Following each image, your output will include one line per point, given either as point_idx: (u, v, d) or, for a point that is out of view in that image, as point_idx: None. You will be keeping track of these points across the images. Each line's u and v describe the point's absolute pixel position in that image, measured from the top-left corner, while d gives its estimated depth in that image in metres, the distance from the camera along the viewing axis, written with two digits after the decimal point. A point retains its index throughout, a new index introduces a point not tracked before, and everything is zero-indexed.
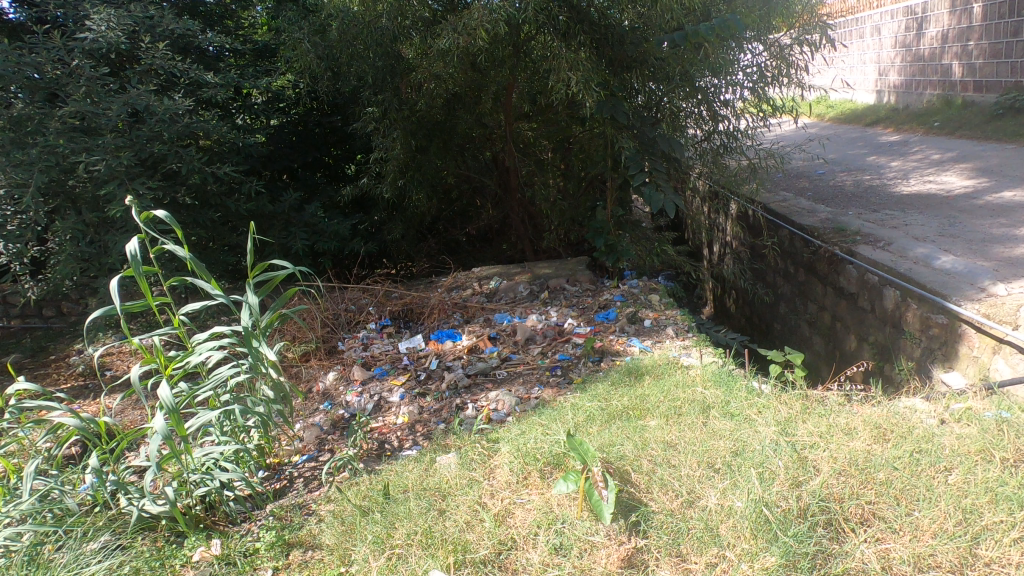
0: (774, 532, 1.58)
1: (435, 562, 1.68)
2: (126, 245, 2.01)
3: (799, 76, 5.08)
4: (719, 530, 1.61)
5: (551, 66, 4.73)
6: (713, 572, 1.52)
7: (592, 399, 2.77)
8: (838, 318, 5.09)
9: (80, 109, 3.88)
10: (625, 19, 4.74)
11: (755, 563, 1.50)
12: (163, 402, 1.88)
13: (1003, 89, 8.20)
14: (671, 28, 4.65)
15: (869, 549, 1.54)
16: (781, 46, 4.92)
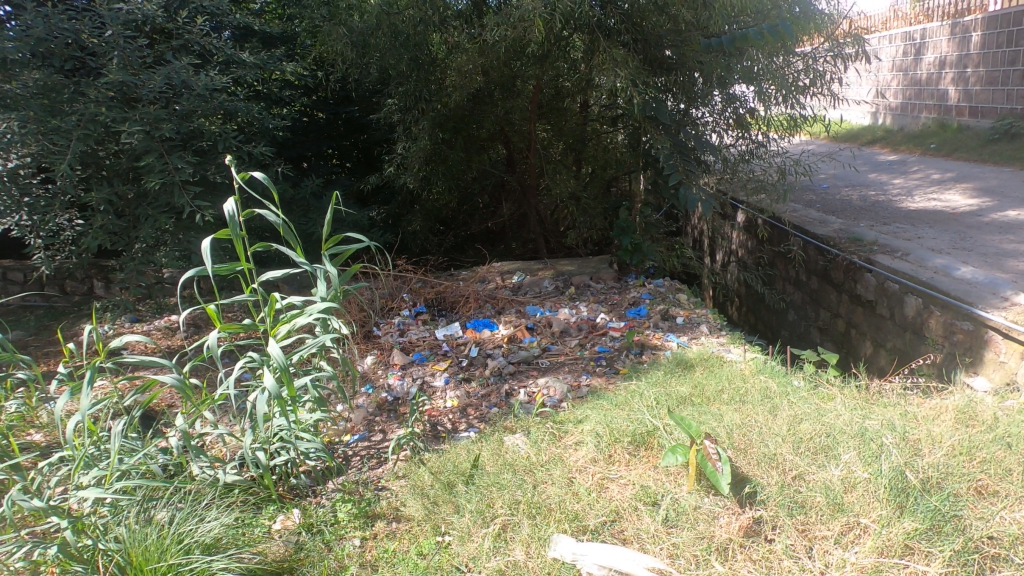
0: (917, 498, 1.55)
1: (553, 529, 1.68)
2: (222, 205, 1.96)
3: (829, 88, 5.19)
4: (846, 500, 1.57)
5: (595, 62, 4.85)
6: (847, 536, 1.49)
7: (650, 386, 2.81)
8: (853, 325, 5.22)
9: (121, 78, 3.79)
10: (663, 24, 4.83)
11: (894, 527, 1.47)
12: (276, 360, 1.89)
13: (998, 115, 8.54)
14: (710, 33, 4.75)
15: (1009, 515, 1.49)
16: (810, 55, 5.00)
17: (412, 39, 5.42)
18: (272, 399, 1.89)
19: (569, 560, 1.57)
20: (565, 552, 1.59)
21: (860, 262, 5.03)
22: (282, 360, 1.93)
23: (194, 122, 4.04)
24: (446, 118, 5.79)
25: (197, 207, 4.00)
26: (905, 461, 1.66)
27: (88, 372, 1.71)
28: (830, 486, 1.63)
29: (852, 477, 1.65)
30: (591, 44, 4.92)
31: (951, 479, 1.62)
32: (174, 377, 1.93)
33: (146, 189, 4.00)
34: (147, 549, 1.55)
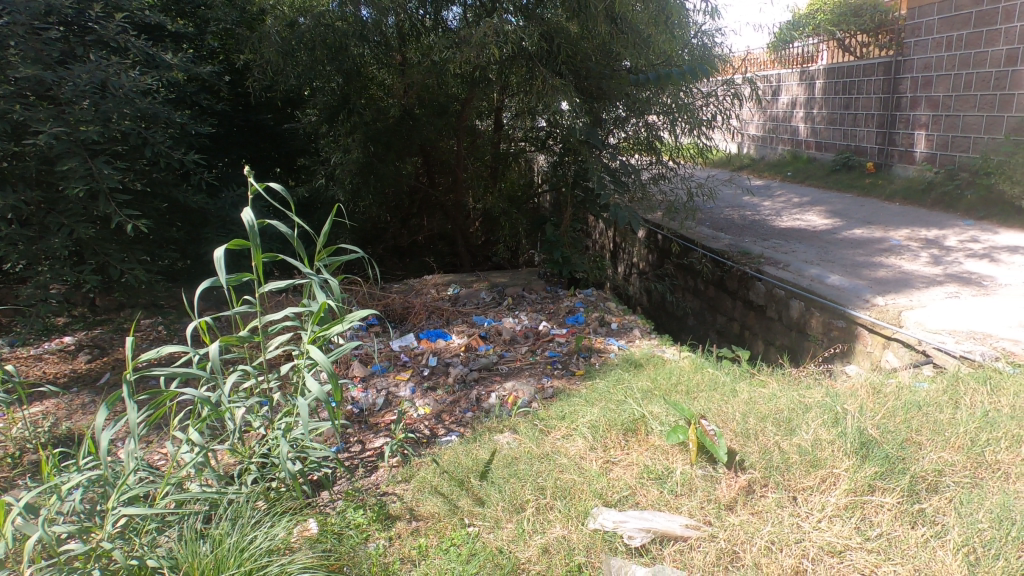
0: (875, 450, 1.92)
1: (591, 505, 1.87)
2: (240, 215, 1.97)
3: (724, 122, 5.98)
4: (820, 457, 1.92)
5: (537, 89, 5.28)
6: (825, 484, 1.83)
7: (613, 383, 3.12)
8: (747, 326, 5.98)
9: (35, 73, 3.43)
10: (591, 57, 5.32)
11: (862, 472, 1.82)
12: (324, 363, 1.95)
13: (838, 150, 10.23)
14: (634, 68, 5.39)
15: (937, 455, 1.88)
16: (710, 91, 5.73)
17: (342, 53, 5.43)
18: (321, 402, 1.96)
19: (611, 528, 1.73)
20: (605, 521, 1.76)
21: (751, 272, 5.82)
22: (326, 365, 1.99)
23: (120, 125, 3.73)
24: (378, 132, 5.88)
25: (125, 217, 3.70)
26: (860, 421, 2.05)
27: (129, 383, 1.66)
28: (807, 446, 1.97)
29: (819, 439, 2.01)
30: (527, 70, 5.30)
31: (891, 434, 2.01)
32: (197, 390, 1.88)
33: (61, 195, 3.62)
34: (211, 561, 1.53)
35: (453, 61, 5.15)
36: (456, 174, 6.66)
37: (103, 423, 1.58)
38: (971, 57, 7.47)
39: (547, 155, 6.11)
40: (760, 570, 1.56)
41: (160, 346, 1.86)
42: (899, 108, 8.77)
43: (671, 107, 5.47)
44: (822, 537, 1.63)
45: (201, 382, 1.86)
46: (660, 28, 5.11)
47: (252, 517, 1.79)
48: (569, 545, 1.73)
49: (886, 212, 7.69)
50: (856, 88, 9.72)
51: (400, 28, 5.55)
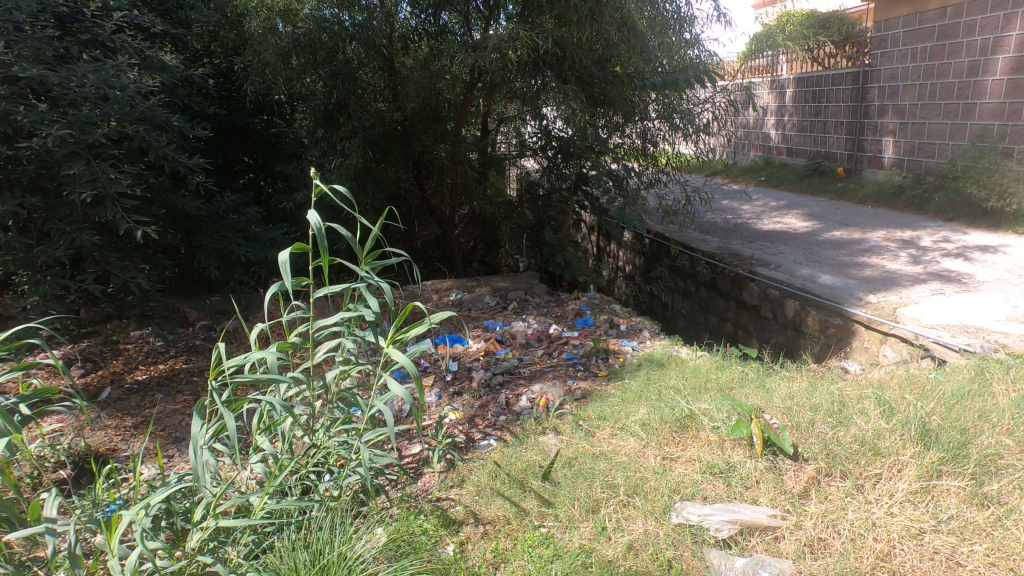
0: (931, 437, 2.02)
1: (669, 502, 1.91)
2: (304, 218, 1.93)
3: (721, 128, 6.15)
4: (877, 446, 2.02)
5: (532, 94, 5.46)
6: (888, 472, 1.92)
7: (643, 383, 3.16)
8: (740, 326, 6.14)
9: (36, 73, 3.28)
10: (596, 65, 5.44)
11: (923, 458, 1.93)
12: (409, 365, 1.88)
13: (809, 155, 10.62)
14: (638, 76, 5.52)
15: (989, 439, 2.00)
16: (706, 99, 5.98)
17: (336, 59, 5.52)
18: (407, 405, 1.88)
19: (697, 522, 1.79)
20: (689, 513, 1.83)
21: (745, 273, 5.99)
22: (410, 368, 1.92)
23: (126, 129, 3.60)
24: (377, 137, 5.76)
25: (132, 224, 3.56)
26: (907, 411, 2.16)
27: (217, 392, 1.62)
28: (864, 437, 2.06)
29: (873, 429, 2.10)
30: (535, 75, 5.34)
31: (938, 423, 2.12)
32: (272, 396, 1.83)
33: (63, 200, 3.46)
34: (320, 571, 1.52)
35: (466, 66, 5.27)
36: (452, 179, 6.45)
37: (198, 433, 1.54)
38: (935, 67, 7.91)
39: (540, 160, 6.33)
40: (851, 556, 1.66)
41: (237, 352, 1.81)
42: (868, 116, 9.19)
43: (666, 114, 5.64)
44: (899, 522, 1.73)
45: (278, 387, 1.81)
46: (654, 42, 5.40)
47: (337, 525, 1.76)
48: (655, 542, 1.77)
49: (861, 214, 8.04)
50: (825, 97, 10.13)
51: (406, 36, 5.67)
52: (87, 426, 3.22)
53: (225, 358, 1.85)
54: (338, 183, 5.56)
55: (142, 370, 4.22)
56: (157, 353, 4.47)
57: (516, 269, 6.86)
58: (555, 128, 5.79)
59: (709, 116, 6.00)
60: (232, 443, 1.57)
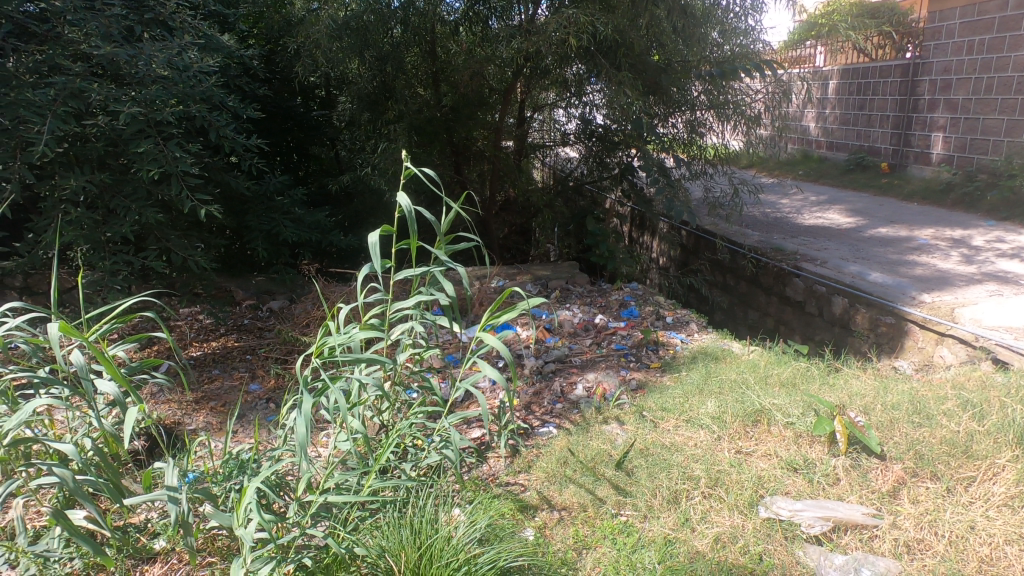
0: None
1: (753, 498, 1.91)
2: (394, 201, 1.93)
3: (775, 121, 5.97)
4: (967, 450, 2.00)
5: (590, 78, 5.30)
6: (978, 478, 1.90)
7: (702, 376, 3.13)
8: (783, 322, 6.03)
9: (109, 53, 3.35)
10: (649, 53, 5.36)
11: (1018, 464, 1.91)
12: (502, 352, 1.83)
13: (851, 150, 10.33)
14: (694, 64, 5.41)
15: None
16: (760, 90, 5.81)
17: (381, 43, 5.55)
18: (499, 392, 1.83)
19: (787, 517, 1.81)
20: (779, 509, 1.84)
21: (789, 268, 5.88)
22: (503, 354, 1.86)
23: (192, 109, 3.65)
24: (422, 122, 5.75)
25: (196, 203, 3.63)
26: (995, 417, 2.11)
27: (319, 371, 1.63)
28: (953, 442, 2.03)
29: (962, 434, 2.06)
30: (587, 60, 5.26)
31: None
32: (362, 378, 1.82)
33: (130, 178, 3.53)
34: (423, 551, 1.51)
35: (518, 49, 5.20)
36: (490, 166, 6.37)
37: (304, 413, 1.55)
38: (993, 61, 7.65)
39: (580, 152, 6.33)
40: (953, 559, 1.65)
41: (331, 335, 1.82)
42: (916, 110, 8.92)
43: (715, 103, 5.51)
44: (996, 526, 1.72)
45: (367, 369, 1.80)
46: (706, 30, 5.32)
47: (427, 505, 1.75)
48: (743, 535, 1.78)
49: (907, 211, 7.82)
50: (871, 89, 9.84)
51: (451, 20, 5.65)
52: (152, 399, 3.30)
53: (320, 337, 1.87)
54: (382, 167, 5.55)
55: (196, 347, 4.31)
56: (208, 330, 4.55)
57: (546, 258, 6.77)
58: (592, 117, 5.90)
59: (765, 107, 5.84)
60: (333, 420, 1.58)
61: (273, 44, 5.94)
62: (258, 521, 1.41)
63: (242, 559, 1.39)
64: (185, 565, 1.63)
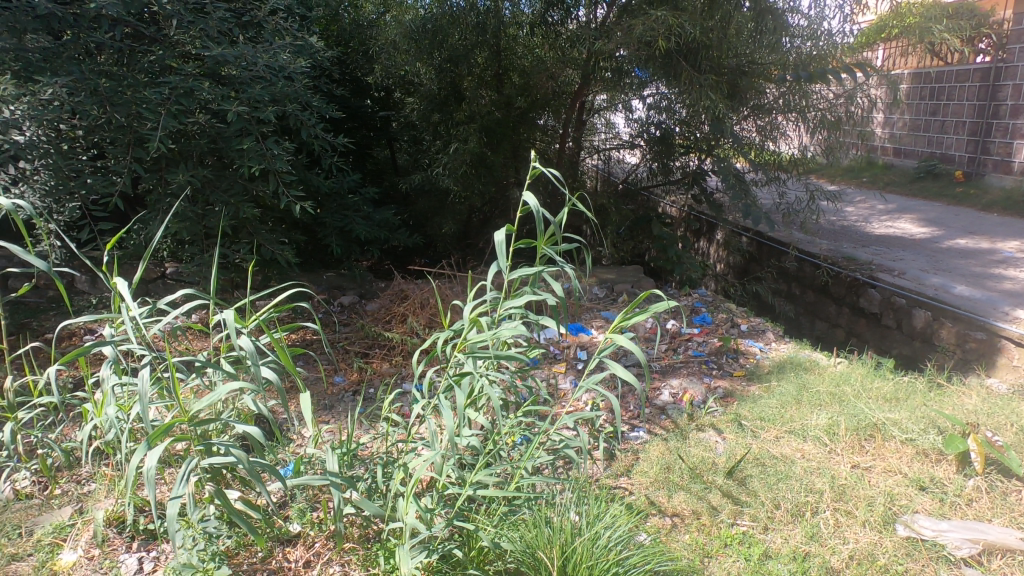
0: None
1: (888, 518, 1.91)
2: (520, 198, 1.94)
3: (861, 130, 5.68)
4: None
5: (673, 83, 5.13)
6: None
7: (797, 385, 3.04)
8: (854, 334, 5.78)
9: (218, 54, 3.51)
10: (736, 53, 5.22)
11: None
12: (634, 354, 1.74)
13: (921, 156, 9.89)
14: (778, 67, 5.26)
15: None
16: (854, 94, 5.42)
17: (452, 45, 5.66)
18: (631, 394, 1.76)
19: (931, 537, 1.80)
20: (920, 528, 1.84)
21: (865, 278, 5.67)
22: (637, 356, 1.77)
23: (288, 108, 3.78)
24: (492, 124, 5.79)
25: (290, 199, 3.77)
26: None
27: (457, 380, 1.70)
28: None
29: None
30: (667, 63, 5.14)
31: None
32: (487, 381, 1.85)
33: (229, 173, 3.69)
34: (574, 550, 1.50)
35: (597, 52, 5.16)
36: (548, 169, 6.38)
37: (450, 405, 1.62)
38: None
39: (640, 154, 6.12)
40: None
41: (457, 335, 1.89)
42: (997, 117, 8.50)
43: (795, 108, 5.35)
44: None
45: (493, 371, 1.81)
46: (784, 36, 5.14)
47: (561, 505, 1.73)
48: (881, 553, 1.77)
49: (987, 222, 7.45)
50: (947, 94, 9.40)
51: (527, 23, 5.70)
52: None
53: (443, 337, 1.95)
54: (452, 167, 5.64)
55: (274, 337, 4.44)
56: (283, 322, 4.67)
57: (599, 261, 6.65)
58: (642, 116, 5.80)
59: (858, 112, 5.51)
60: (472, 414, 1.65)
61: (348, 48, 6.02)
62: (417, 509, 1.47)
63: (404, 548, 1.44)
64: (324, 549, 1.68)
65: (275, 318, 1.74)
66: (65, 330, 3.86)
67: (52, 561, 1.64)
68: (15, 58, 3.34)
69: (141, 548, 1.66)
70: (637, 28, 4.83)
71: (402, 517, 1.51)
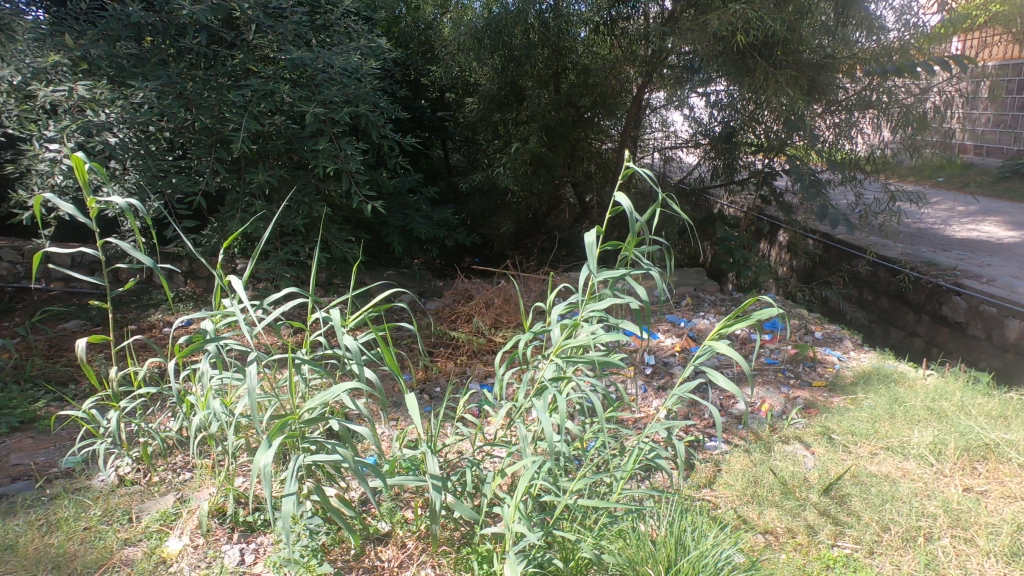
0: None
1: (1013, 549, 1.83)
2: (611, 200, 1.89)
3: (948, 127, 5.33)
4: None
5: (747, 80, 4.92)
6: None
7: (888, 397, 2.87)
8: (935, 344, 5.44)
9: (297, 57, 3.61)
10: (815, 47, 4.95)
11: None
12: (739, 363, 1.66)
13: (1006, 155, 9.32)
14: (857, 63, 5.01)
15: None
16: (943, 90, 5.09)
17: (514, 45, 5.66)
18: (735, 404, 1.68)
19: None
20: None
21: (948, 285, 5.31)
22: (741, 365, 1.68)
23: (360, 108, 3.84)
24: (553, 124, 5.75)
25: (361, 198, 3.85)
26: None
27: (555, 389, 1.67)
28: None
29: None
30: (739, 58, 4.94)
31: None
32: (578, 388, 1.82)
33: (304, 173, 3.81)
34: (682, 568, 1.45)
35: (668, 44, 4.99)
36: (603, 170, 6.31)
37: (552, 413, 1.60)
38: None
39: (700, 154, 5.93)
40: None
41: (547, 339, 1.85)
42: None
43: (876, 104, 5.06)
44: None
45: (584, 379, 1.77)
46: (865, 31, 4.95)
47: (658, 517, 1.68)
48: None
49: None
50: None
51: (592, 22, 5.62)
52: None
53: (531, 341, 1.92)
54: (512, 167, 5.63)
55: None
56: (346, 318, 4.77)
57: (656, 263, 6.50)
58: (702, 117, 5.65)
59: (945, 108, 5.15)
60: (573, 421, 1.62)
61: (409, 49, 6.08)
62: (523, 518, 1.44)
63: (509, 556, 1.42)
64: (416, 550, 1.69)
65: (375, 318, 1.73)
66: (147, 322, 4.05)
67: (161, 548, 1.71)
68: (109, 64, 3.60)
69: (242, 540, 1.72)
70: (712, 22, 4.64)
71: (504, 524, 1.49)
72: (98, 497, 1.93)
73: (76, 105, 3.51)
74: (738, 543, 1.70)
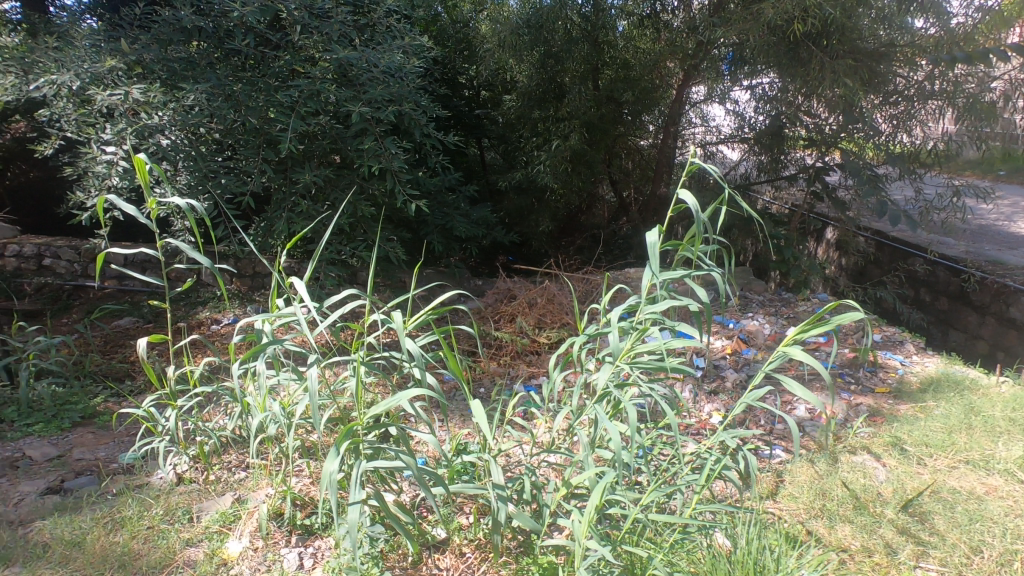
0: None
1: None
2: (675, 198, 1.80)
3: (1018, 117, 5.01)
4: None
5: (798, 71, 4.71)
6: None
7: (962, 407, 2.70)
8: (1000, 347, 5.14)
9: (342, 57, 3.62)
10: (873, 34, 4.70)
11: None
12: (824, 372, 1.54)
13: None
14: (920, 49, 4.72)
15: None
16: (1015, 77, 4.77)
17: (554, 41, 5.59)
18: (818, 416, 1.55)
19: None
20: None
21: (1017, 285, 5.00)
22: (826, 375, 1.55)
23: (404, 107, 3.83)
24: (593, 120, 5.68)
25: (404, 197, 3.84)
26: None
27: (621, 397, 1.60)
28: None
29: None
30: (792, 48, 4.72)
31: None
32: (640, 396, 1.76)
33: (348, 173, 3.84)
34: None
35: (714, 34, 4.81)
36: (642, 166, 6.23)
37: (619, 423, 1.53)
38: None
39: (741, 149, 5.68)
40: None
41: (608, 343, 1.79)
42: None
43: (940, 95, 4.79)
44: None
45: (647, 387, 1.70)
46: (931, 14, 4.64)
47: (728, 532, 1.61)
48: None
49: None
50: None
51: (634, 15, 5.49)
52: None
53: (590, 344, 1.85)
54: (552, 164, 5.59)
55: None
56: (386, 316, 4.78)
57: None
58: (746, 111, 5.39)
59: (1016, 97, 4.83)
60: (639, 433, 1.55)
61: (447, 47, 6.06)
62: (596, 533, 1.38)
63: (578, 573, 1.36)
64: (475, 560, 1.65)
65: (434, 320, 1.69)
66: (196, 320, 4.14)
67: (222, 550, 1.72)
68: (162, 68, 3.68)
69: (301, 544, 1.71)
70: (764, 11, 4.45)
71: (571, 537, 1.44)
72: (158, 495, 1.95)
73: (132, 108, 3.60)
74: (814, 562, 1.61)
